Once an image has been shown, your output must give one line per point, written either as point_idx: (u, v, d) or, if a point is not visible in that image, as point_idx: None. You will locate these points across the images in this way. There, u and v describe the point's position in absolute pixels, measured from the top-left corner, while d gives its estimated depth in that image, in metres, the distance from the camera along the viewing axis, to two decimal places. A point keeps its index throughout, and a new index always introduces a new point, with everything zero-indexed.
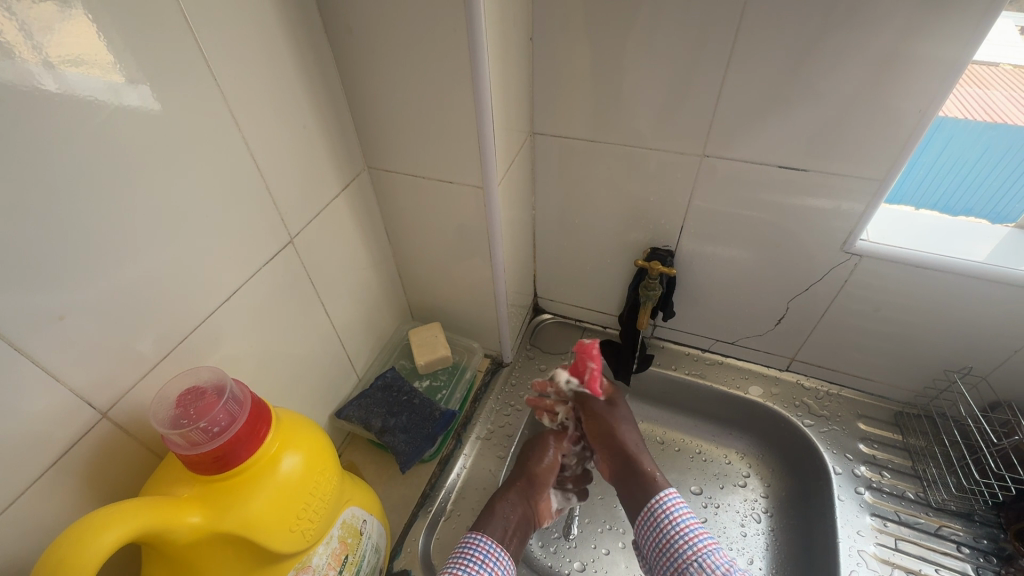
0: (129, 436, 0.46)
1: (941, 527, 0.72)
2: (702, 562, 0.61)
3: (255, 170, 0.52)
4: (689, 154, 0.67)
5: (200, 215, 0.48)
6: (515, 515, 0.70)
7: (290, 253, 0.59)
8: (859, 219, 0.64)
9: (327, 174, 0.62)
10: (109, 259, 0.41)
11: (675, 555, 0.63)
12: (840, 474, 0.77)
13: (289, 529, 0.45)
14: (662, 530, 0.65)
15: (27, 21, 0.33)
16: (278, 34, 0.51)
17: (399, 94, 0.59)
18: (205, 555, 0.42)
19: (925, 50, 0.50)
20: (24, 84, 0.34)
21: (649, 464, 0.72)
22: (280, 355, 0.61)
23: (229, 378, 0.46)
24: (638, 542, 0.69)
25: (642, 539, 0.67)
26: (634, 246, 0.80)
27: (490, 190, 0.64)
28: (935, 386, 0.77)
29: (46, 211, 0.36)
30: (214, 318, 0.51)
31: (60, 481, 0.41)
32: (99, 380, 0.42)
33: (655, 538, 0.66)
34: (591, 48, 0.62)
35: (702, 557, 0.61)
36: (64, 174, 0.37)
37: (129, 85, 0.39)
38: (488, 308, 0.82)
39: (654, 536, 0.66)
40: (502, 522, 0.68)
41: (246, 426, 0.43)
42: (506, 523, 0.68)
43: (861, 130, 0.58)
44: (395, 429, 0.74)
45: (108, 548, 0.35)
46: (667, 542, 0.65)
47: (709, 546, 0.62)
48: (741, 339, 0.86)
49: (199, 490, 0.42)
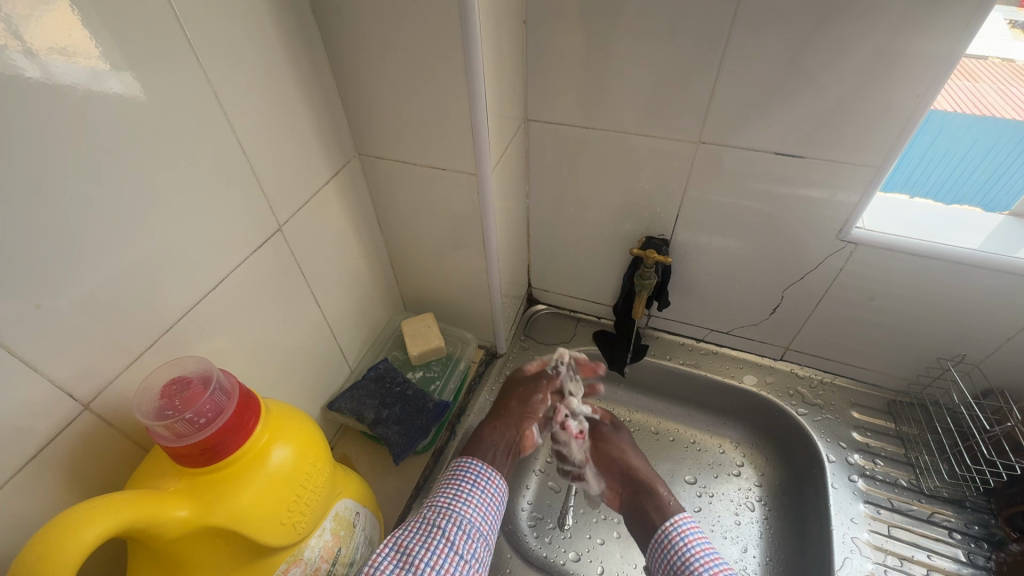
0: (114, 427, 0.44)
1: (933, 513, 0.73)
2: None
3: (242, 157, 0.51)
4: (685, 143, 0.66)
5: (185, 203, 0.46)
6: (503, 442, 0.73)
7: (279, 242, 0.58)
8: (854, 209, 0.64)
9: (317, 161, 0.61)
10: (90, 249, 0.39)
11: None
12: (834, 462, 0.77)
13: (280, 522, 0.44)
14: (673, 554, 0.64)
15: (6, 6, 0.31)
16: (264, 14, 0.49)
17: (390, 79, 0.57)
18: (193, 550, 0.41)
19: (926, 38, 0.50)
20: (4, 71, 0.32)
21: (665, 490, 0.71)
22: (270, 346, 0.60)
23: (215, 368, 0.44)
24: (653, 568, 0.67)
25: (654, 566, 0.66)
26: (629, 236, 0.80)
27: (484, 179, 0.63)
28: (928, 374, 0.77)
29: (21, 199, 0.35)
30: (202, 308, 0.50)
31: (41, 474, 0.40)
32: (81, 371, 0.41)
33: (667, 561, 0.64)
34: (586, 33, 0.61)
35: None
36: (40, 161, 0.35)
37: (111, 71, 0.38)
38: (482, 299, 0.81)
39: (667, 559, 0.64)
40: (493, 444, 0.71)
41: (234, 416, 0.42)
42: (496, 448, 0.71)
43: (860, 118, 0.57)
44: (388, 421, 0.73)
45: (90, 544, 0.34)
46: (679, 566, 0.63)
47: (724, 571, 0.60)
48: (736, 329, 0.86)
49: (186, 484, 0.41)
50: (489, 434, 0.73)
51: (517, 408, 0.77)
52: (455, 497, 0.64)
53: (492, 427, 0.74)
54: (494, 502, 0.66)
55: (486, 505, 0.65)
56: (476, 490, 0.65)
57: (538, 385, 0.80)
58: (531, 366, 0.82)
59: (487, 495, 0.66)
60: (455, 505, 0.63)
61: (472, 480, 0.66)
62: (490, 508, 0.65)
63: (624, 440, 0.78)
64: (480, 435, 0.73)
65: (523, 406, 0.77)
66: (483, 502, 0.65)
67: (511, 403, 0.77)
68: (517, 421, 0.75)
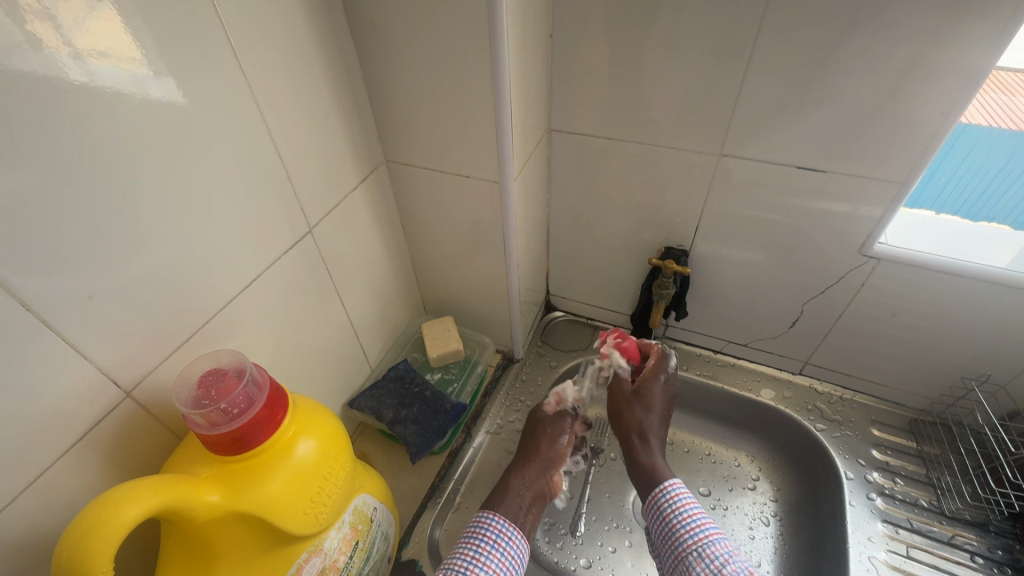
0: (151, 415, 0.47)
1: (955, 536, 0.71)
2: (701, 552, 0.60)
3: (278, 160, 0.53)
4: (706, 154, 0.66)
5: (222, 203, 0.49)
6: (528, 493, 0.70)
7: (309, 243, 0.60)
8: (877, 224, 0.63)
9: (348, 167, 0.63)
10: (134, 244, 0.42)
11: (677, 547, 0.62)
12: (852, 479, 0.76)
13: (303, 512, 0.46)
14: (664, 522, 0.64)
15: (57, 13, 0.33)
16: (303, 25, 0.51)
17: (418, 88, 0.59)
18: (221, 535, 0.43)
19: (952, 52, 0.50)
20: (53, 76, 0.34)
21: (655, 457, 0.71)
22: (297, 343, 0.63)
23: (248, 361, 0.46)
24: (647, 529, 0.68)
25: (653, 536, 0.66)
26: (648, 246, 0.80)
27: (506, 187, 0.64)
28: (952, 394, 0.76)
29: (77, 196, 0.37)
30: (235, 304, 0.53)
31: (85, 455, 0.42)
32: (125, 360, 0.43)
33: (659, 527, 0.65)
34: (611, 46, 0.62)
35: (702, 547, 0.60)
36: (94, 162, 0.38)
37: (153, 77, 0.40)
38: (501, 303, 0.82)
39: (659, 526, 0.65)
40: (517, 500, 0.67)
41: (264, 409, 0.44)
42: (520, 501, 0.68)
43: (885, 133, 0.57)
44: (406, 420, 0.74)
45: (130, 523, 0.36)
46: (669, 532, 0.63)
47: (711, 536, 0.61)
48: (754, 341, 0.86)
49: (217, 471, 0.43)
50: (513, 483, 0.70)
51: (545, 454, 0.74)
52: (472, 559, 0.59)
53: (518, 476, 0.71)
54: (510, 564, 0.62)
55: (503, 569, 0.60)
56: (494, 552, 0.61)
57: (563, 427, 0.77)
58: (550, 404, 0.79)
59: (505, 556, 0.62)
60: (472, 570, 0.58)
61: (492, 541, 0.61)
62: (507, 571, 0.61)
63: (643, 397, 0.75)
64: (503, 486, 0.69)
65: (550, 450, 0.74)
66: (500, 565, 0.60)
67: (539, 448, 0.74)
68: (544, 467, 0.73)
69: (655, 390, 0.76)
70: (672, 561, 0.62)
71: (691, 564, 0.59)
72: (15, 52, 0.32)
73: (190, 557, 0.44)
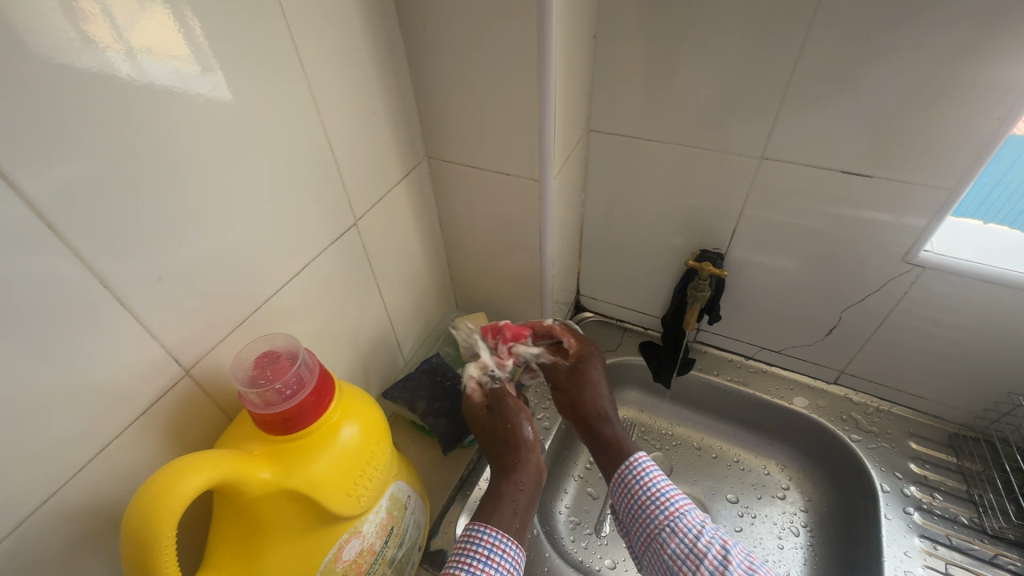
0: (204, 394, 0.49)
1: (997, 555, 0.68)
2: (674, 526, 0.60)
3: (328, 154, 0.55)
4: (746, 157, 0.66)
5: (274, 194, 0.50)
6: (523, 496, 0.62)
7: (353, 235, 0.62)
8: (922, 233, 0.62)
9: (392, 162, 0.65)
10: (195, 230, 0.44)
11: (648, 522, 0.62)
12: (888, 492, 0.74)
13: (346, 494, 0.48)
14: (632, 498, 0.64)
15: (110, 9, 0.34)
16: (356, 23, 0.53)
17: (463, 87, 0.61)
18: (269, 511, 0.45)
19: (1012, 57, 0.48)
20: (103, 72, 0.35)
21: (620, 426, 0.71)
22: (338, 333, 0.64)
23: (301, 347, 0.48)
24: (613, 507, 0.67)
25: (617, 509, 0.66)
26: (683, 249, 0.80)
27: (545, 186, 0.65)
28: (996, 409, 0.74)
29: (139, 186, 0.39)
30: (282, 291, 0.55)
31: (145, 429, 0.45)
32: (184, 340, 0.46)
33: (628, 503, 0.64)
34: (654, 47, 0.62)
35: (674, 521, 0.60)
36: (161, 153, 0.39)
37: (198, 73, 0.40)
38: (533, 301, 0.83)
39: (627, 503, 0.64)
40: (511, 505, 0.61)
41: (313, 393, 0.45)
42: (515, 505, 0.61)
43: (935, 139, 0.56)
44: (439, 412, 0.76)
45: (190, 493, 0.37)
46: (638, 510, 0.63)
47: (681, 509, 0.61)
48: (787, 348, 0.85)
49: (268, 449, 0.45)
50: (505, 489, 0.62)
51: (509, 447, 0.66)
52: None
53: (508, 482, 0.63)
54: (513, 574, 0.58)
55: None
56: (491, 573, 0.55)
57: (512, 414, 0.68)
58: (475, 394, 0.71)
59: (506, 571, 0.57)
60: None
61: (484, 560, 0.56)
62: None
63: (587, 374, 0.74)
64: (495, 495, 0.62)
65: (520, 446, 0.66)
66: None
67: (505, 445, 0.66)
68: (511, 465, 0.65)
69: (594, 362, 0.76)
70: (644, 539, 0.62)
71: (664, 540, 0.60)
72: (69, 50, 0.33)
73: (239, 531, 0.45)
